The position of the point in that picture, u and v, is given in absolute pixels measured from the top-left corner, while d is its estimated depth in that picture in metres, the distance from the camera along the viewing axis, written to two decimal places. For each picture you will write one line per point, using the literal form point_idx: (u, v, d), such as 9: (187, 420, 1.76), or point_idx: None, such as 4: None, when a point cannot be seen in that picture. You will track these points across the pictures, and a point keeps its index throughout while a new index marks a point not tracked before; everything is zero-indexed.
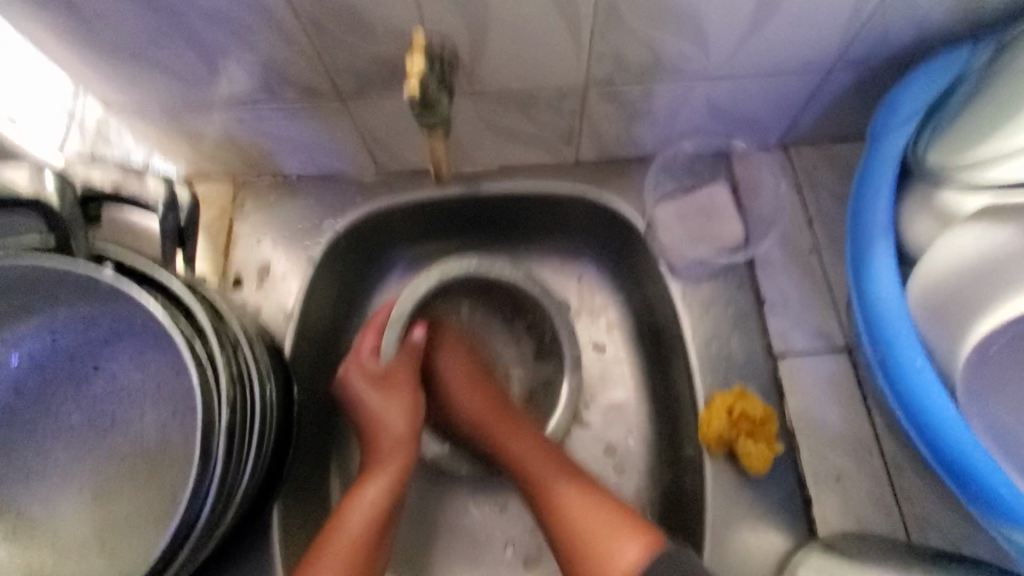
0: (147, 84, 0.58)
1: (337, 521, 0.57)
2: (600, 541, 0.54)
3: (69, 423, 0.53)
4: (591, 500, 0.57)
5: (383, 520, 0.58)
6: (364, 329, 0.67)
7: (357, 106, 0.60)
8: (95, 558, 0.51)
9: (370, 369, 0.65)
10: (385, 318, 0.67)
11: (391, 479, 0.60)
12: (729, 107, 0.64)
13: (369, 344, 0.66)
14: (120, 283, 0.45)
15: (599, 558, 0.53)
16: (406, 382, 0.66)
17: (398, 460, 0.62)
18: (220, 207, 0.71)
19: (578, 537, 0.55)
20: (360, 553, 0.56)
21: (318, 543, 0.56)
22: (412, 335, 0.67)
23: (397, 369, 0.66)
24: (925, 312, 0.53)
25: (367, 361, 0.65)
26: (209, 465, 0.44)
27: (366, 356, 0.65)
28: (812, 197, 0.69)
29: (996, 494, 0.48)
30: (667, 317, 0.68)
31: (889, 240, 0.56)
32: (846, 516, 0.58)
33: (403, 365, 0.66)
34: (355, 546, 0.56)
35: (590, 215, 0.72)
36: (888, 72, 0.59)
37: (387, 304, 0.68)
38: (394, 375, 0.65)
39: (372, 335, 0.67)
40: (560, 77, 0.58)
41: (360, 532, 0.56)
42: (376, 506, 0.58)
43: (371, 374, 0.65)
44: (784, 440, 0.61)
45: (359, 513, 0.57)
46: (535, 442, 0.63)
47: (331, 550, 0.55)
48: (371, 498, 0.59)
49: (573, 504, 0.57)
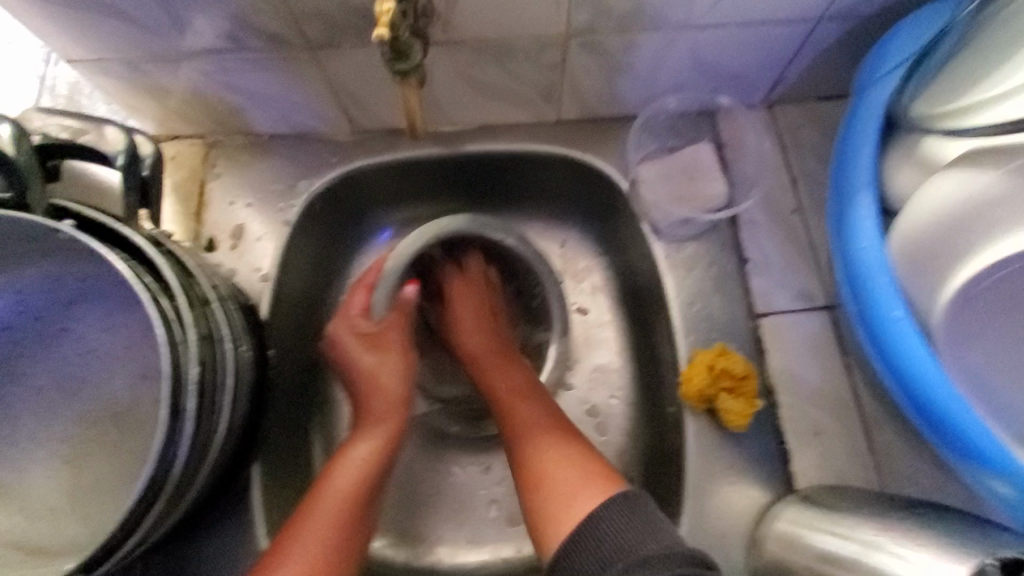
0: (104, 33, 0.55)
1: (327, 480, 0.56)
2: (556, 483, 0.54)
3: (36, 386, 0.52)
4: (569, 450, 0.56)
5: (373, 480, 0.58)
6: (355, 287, 0.67)
7: (329, 58, 0.58)
8: (67, 521, 0.49)
9: (360, 328, 0.64)
10: (375, 277, 0.66)
11: (381, 437, 0.59)
12: (713, 62, 0.63)
13: (358, 304, 0.66)
14: (78, 236, 0.43)
15: (555, 501, 0.53)
16: (397, 342, 0.65)
17: (389, 421, 0.61)
18: (190, 168, 0.69)
19: (539, 476, 0.55)
20: (350, 512, 0.55)
21: (306, 506, 0.55)
22: (404, 292, 0.66)
23: (387, 329, 0.65)
24: (907, 262, 0.53)
25: (357, 321, 0.65)
26: (179, 421, 0.43)
27: (357, 316, 0.65)
28: (796, 155, 0.68)
29: (971, 442, 0.48)
30: (650, 278, 0.68)
31: (872, 194, 0.55)
32: (824, 470, 0.59)
33: (394, 324, 0.66)
34: (345, 504, 0.55)
35: (573, 176, 0.71)
36: (874, 23, 0.58)
37: (376, 263, 0.68)
38: (385, 335, 0.65)
39: (362, 294, 0.66)
40: (539, 27, 0.56)
41: (349, 490, 0.56)
42: (366, 465, 0.58)
43: (362, 333, 0.64)
44: (765, 397, 0.61)
45: (349, 471, 0.57)
46: (525, 383, 0.64)
47: (321, 511, 0.54)
48: (363, 457, 0.58)
49: (542, 443, 0.57)
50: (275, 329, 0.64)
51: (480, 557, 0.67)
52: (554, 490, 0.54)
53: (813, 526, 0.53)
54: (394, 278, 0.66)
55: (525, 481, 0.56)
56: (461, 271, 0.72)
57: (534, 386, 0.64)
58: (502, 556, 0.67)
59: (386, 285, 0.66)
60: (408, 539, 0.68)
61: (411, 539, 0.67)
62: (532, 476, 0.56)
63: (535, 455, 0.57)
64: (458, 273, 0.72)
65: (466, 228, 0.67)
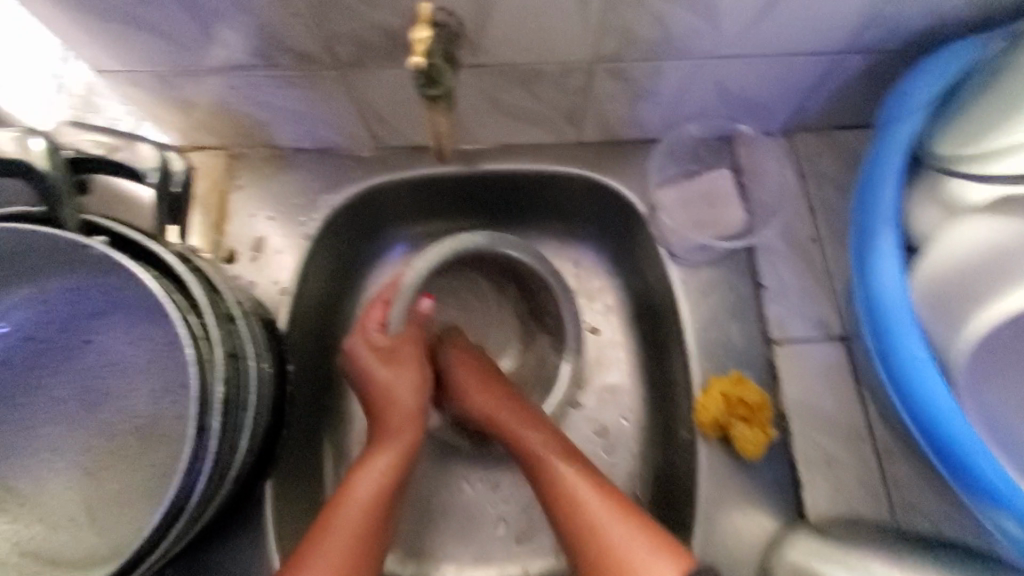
0: (137, 46, 0.56)
1: (347, 493, 0.56)
2: (630, 564, 0.51)
3: (58, 397, 0.52)
4: (622, 512, 0.54)
5: (391, 494, 0.58)
6: (372, 301, 0.67)
7: (356, 76, 0.59)
8: (84, 533, 0.50)
9: (376, 342, 0.64)
10: (392, 291, 0.66)
11: (400, 450, 0.60)
12: (735, 91, 0.63)
13: (375, 318, 0.65)
14: (110, 253, 0.44)
15: None
16: (411, 357, 0.65)
17: (406, 434, 0.61)
18: (212, 179, 0.69)
19: (603, 547, 0.53)
20: (368, 526, 0.55)
21: (324, 515, 0.56)
22: (421, 306, 0.66)
23: (403, 343, 0.65)
24: (928, 298, 0.53)
25: (374, 334, 0.64)
26: (204, 439, 0.43)
27: (373, 330, 0.65)
28: (815, 184, 0.69)
29: (987, 483, 0.48)
30: (665, 301, 0.68)
31: (894, 228, 0.55)
32: (836, 501, 0.59)
33: (410, 338, 0.65)
34: (364, 516, 0.55)
35: (592, 198, 0.71)
36: (898, 58, 0.59)
37: (393, 277, 0.67)
38: (400, 350, 0.64)
39: (379, 308, 0.66)
40: (566, 53, 0.56)
41: (370, 499, 0.56)
42: (384, 479, 0.58)
43: (378, 348, 0.64)
44: (778, 426, 0.61)
45: (366, 484, 0.57)
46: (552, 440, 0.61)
47: (340, 523, 0.54)
48: (380, 470, 0.58)
49: (589, 499, 0.55)
50: (290, 342, 0.65)
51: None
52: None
53: (824, 557, 0.52)
54: (412, 291, 0.65)
55: (589, 556, 0.53)
56: (454, 334, 0.71)
57: (557, 439, 0.61)
58: (510, 575, 0.67)
59: (402, 301, 0.65)
60: (417, 554, 0.68)
61: (419, 556, 0.68)
62: (593, 549, 0.53)
63: (588, 517, 0.54)
64: (445, 347, 0.70)
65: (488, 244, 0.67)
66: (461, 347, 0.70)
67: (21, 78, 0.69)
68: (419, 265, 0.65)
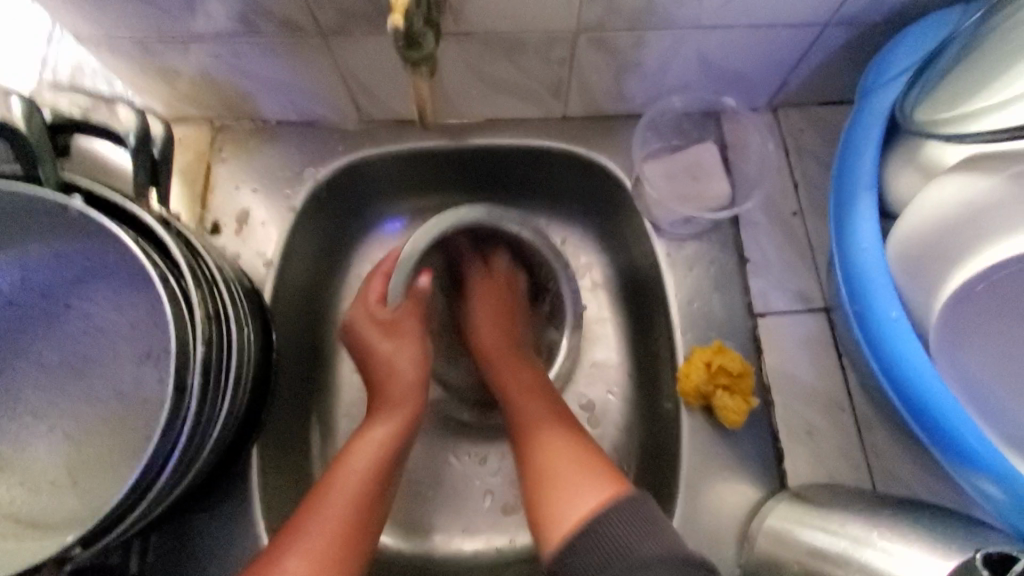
0: (116, 13, 0.55)
1: (345, 464, 0.57)
2: (564, 484, 0.53)
3: (42, 362, 0.52)
4: (577, 454, 0.56)
5: (389, 464, 0.58)
6: (373, 274, 0.67)
7: (339, 46, 0.58)
8: (69, 497, 0.50)
9: (377, 315, 0.64)
10: (392, 265, 0.67)
11: (398, 422, 0.60)
12: (720, 63, 0.64)
13: (376, 290, 0.66)
14: (89, 212, 0.44)
15: (560, 498, 0.52)
16: (411, 330, 0.65)
17: (405, 408, 0.61)
18: (196, 151, 0.69)
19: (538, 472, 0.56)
20: (365, 493, 0.56)
21: (321, 484, 0.56)
22: (419, 282, 0.67)
23: (403, 316, 0.65)
24: (907, 266, 0.54)
25: (374, 307, 0.65)
26: (183, 399, 0.43)
27: (374, 302, 0.65)
28: (799, 159, 0.69)
29: (961, 444, 0.49)
30: (650, 275, 0.68)
31: (873, 197, 0.56)
32: (816, 469, 0.60)
33: (410, 312, 0.66)
34: (359, 485, 0.56)
35: (578, 173, 0.72)
36: (879, 30, 0.59)
37: (392, 252, 0.68)
38: (400, 324, 0.65)
39: (379, 280, 0.66)
40: (550, 23, 0.56)
41: (365, 470, 0.57)
42: (382, 448, 0.58)
43: (379, 321, 0.64)
44: (760, 396, 0.62)
45: (363, 453, 0.57)
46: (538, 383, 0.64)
47: (334, 494, 0.55)
48: (378, 441, 0.59)
49: (551, 440, 0.57)
50: (276, 314, 0.65)
51: (474, 547, 0.67)
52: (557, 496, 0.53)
53: (802, 522, 0.53)
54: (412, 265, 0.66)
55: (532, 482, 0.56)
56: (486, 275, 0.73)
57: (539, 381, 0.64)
58: (495, 545, 0.67)
59: (401, 273, 0.66)
60: (404, 526, 0.68)
61: (406, 527, 0.68)
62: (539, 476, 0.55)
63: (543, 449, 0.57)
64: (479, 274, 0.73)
65: (483, 217, 0.67)
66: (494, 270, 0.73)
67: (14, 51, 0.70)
68: (412, 243, 0.65)
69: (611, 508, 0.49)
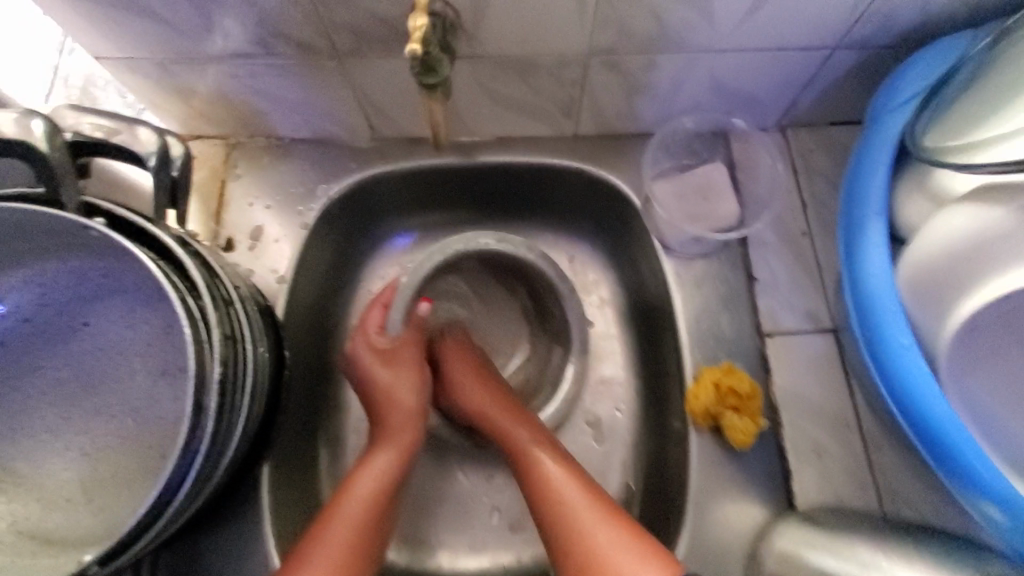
0: (137, 34, 0.56)
1: (350, 489, 0.57)
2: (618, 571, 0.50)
3: (57, 379, 0.53)
4: (605, 519, 0.54)
5: (392, 491, 0.58)
6: (371, 305, 0.67)
7: (355, 67, 0.59)
8: (83, 513, 0.50)
9: (377, 344, 0.65)
10: (391, 295, 0.67)
11: (400, 449, 0.60)
12: (729, 85, 0.64)
13: (374, 322, 0.66)
14: (110, 233, 0.44)
15: None
16: (409, 359, 0.66)
17: (405, 435, 0.62)
18: (210, 167, 0.70)
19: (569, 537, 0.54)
20: (368, 520, 0.56)
21: (330, 507, 0.56)
22: (418, 309, 0.66)
23: (402, 345, 0.65)
24: (915, 292, 0.54)
25: (374, 338, 0.65)
26: (201, 418, 0.44)
27: (374, 333, 0.65)
28: (808, 180, 0.70)
29: (972, 470, 0.49)
30: (659, 294, 0.69)
31: (882, 221, 0.56)
32: (825, 491, 0.60)
33: (409, 340, 0.66)
34: (363, 514, 0.56)
35: (589, 191, 0.72)
36: (888, 55, 0.60)
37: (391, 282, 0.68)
38: (399, 352, 0.65)
39: (378, 311, 0.66)
40: (563, 46, 0.57)
41: (371, 496, 0.57)
42: (385, 476, 0.58)
43: (379, 350, 0.64)
44: (769, 416, 0.62)
45: (367, 481, 0.58)
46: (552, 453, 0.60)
47: (344, 517, 0.55)
48: (383, 466, 0.59)
49: (570, 497, 0.56)
50: (288, 330, 0.65)
51: (481, 564, 0.67)
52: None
53: (813, 546, 0.53)
54: (412, 293, 0.65)
55: (561, 554, 0.54)
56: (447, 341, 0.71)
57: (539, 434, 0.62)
58: (502, 563, 0.67)
59: (400, 305, 0.65)
60: (411, 542, 0.68)
61: (413, 543, 0.68)
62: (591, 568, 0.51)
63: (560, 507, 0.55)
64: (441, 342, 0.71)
65: (490, 245, 0.67)
66: (450, 338, 0.71)
67: (25, 65, 0.71)
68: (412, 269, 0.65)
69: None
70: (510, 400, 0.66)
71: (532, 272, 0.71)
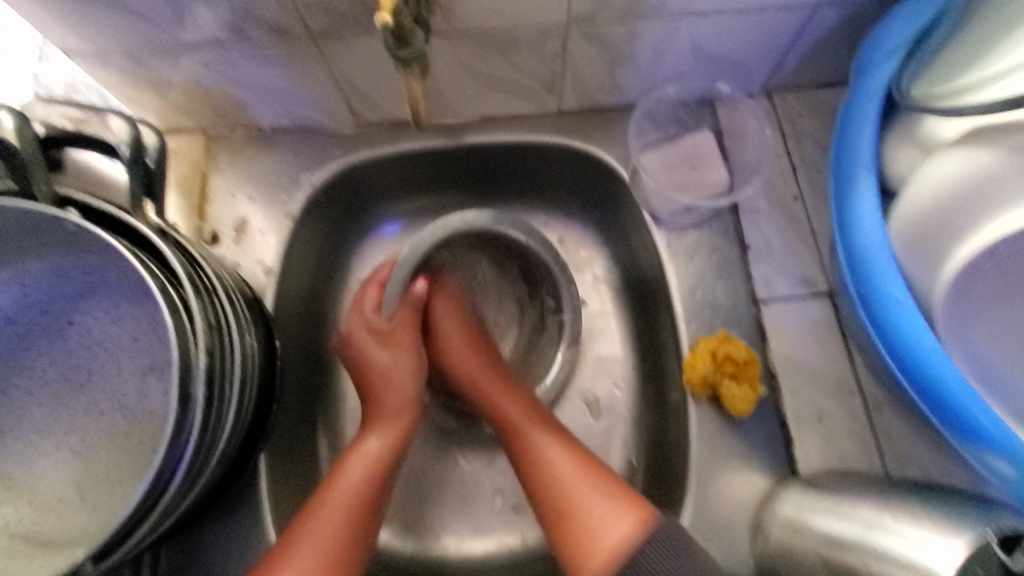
0: (105, 26, 0.55)
1: (340, 473, 0.57)
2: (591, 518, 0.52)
3: (43, 378, 0.52)
4: (588, 472, 0.55)
5: (383, 476, 0.58)
6: (368, 282, 0.67)
7: (330, 49, 0.58)
8: (78, 512, 0.50)
9: (372, 323, 0.64)
10: (387, 272, 0.66)
11: (393, 434, 0.60)
12: (713, 50, 0.63)
13: (371, 298, 0.65)
14: (86, 226, 0.43)
15: (586, 531, 0.51)
16: (406, 339, 0.65)
17: (401, 418, 0.61)
18: (191, 161, 0.69)
19: (556, 489, 0.55)
20: (359, 505, 0.55)
21: (319, 493, 0.56)
22: (415, 288, 0.65)
23: (398, 325, 0.65)
24: (909, 246, 0.54)
25: (369, 315, 0.65)
26: (189, 409, 0.43)
27: (369, 310, 0.65)
28: (798, 144, 0.69)
29: (972, 421, 0.48)
30: (653, 267, 0.68)
31: (873, 175, 0.56)
32: (827, 454, 0.59)
33: (405, 320, 0.66)
34: (355, 497, 0.55)
35: (577, 167, 0.71)
36: (872, 10, 0.58)
37: (389, 259, 0.67)
38: (396, 333, 0.65)
39: (374, 289, 0.66)
40: (541, 16, 0.56)
41: (362, 483, 0.56)
42: (378, 460, 0.58)
43: (375, 330, 0.64)
44: (767, 383, 0.62)
45: (359, 465, 0.57)
46: (536, 417, 0.61)
47: (334, 501, 0.55)
48: (373, 451, 0.59)
49: (564, 465, 0.56)
50: (279, 322, 0.65)
51: (486, 547, 0.67)
52: (584, 523, 0.52)
53: (814, 508, 0.53)
54: (407, 273, 0.64)
55: (551, 516, 0.55)
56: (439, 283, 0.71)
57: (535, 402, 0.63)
58: (507, 545, 0.67)
59: (397, 280, 0.64)
60: (413, 530, 0.68)
61: (416, 529, 0.68)
62: (561, 518, 0.54)
63: (550, 471, 0.56)
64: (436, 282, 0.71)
65: (489, 225, 0.62)
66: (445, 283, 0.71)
67: None
68: (410, 246, 0.63)
69: (645, 537, 0.48)
70: (498, 366, 0.67)
71: (526, 249, 0.69)
